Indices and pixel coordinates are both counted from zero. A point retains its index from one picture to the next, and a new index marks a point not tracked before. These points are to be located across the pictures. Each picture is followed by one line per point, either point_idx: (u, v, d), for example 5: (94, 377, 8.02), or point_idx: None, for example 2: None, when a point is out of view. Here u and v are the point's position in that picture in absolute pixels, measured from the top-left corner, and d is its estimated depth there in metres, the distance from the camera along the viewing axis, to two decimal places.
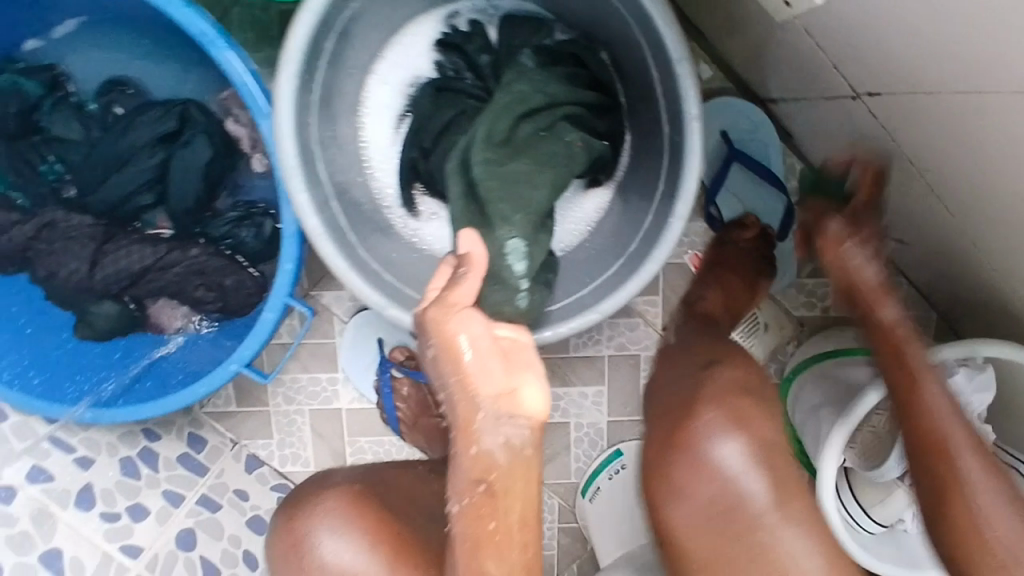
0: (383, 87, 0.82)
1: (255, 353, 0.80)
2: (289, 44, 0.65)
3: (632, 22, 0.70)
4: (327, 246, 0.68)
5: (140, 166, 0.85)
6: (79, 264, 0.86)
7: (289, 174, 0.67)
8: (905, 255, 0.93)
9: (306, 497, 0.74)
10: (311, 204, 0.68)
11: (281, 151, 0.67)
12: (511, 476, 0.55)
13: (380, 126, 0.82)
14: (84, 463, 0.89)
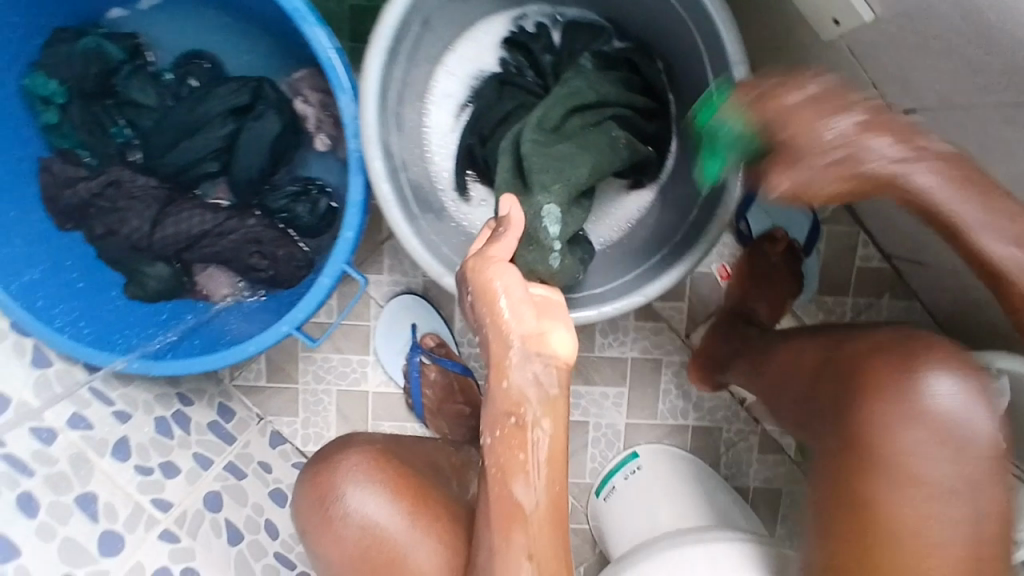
0: (450, 78, 0.88)
1: (308, 316, 0.83)
2: (381, 25, 0.71)
3: (693, 30, 0.76)
4: (395, 211, 0.73)
5: (211, 134, 0.89)
6: (142, 222, 0.90)
7: (368, 144, 0.73)
8: (922, 276, 0.98)
9: (329, 455, 0.73)
10: (385, 171, 0.74)
11: (363, 119, 0.72)
12: (548, 410, 0.59)
13: (443, 113, 0.88)
14: (122, 416, 0.90)
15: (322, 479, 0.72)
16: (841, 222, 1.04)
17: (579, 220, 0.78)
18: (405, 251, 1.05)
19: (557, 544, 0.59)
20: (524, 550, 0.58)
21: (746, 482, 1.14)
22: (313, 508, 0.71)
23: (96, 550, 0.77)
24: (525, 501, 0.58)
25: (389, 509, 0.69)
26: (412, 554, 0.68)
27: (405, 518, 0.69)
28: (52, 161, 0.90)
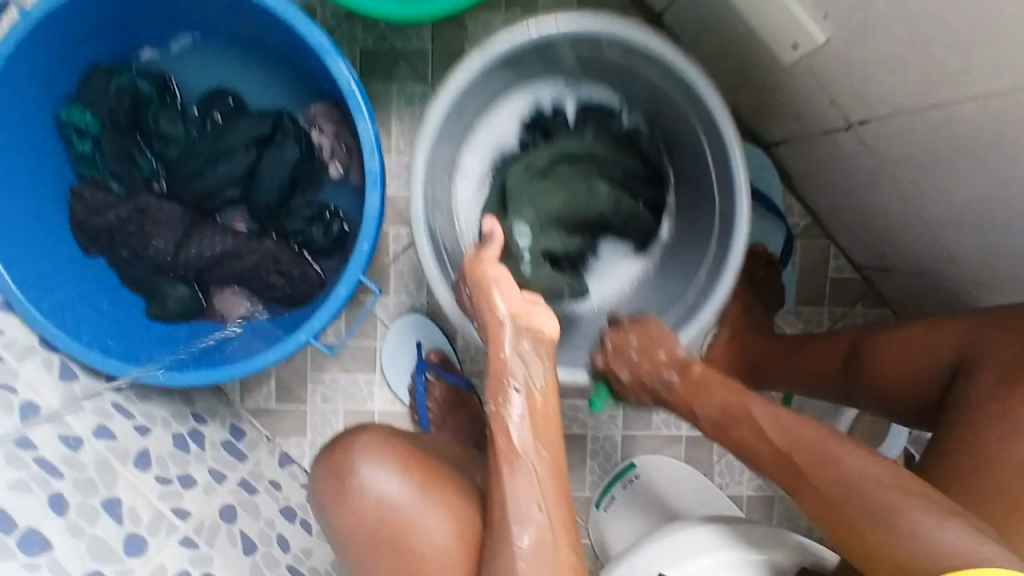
0: (474, 155, 0.97)
1: (325, 324, 0.89)
2: (429, 115, 0.81)
3: (695, 119, 0.87)
4: (439, 285, 0.83)
5: (235, 163, 0.97)
6: (166, 243, 0.96)
7: (414, 219, 0.82)
8: (890, 281, 1.07)
9: (341, 438, 0.77)
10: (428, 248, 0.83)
11: (411, 198, 0.82)
12: (531, 373, 0.69)
13: (468, 187, 0.98)
14: (141, 430, 0.92)
15: (333, 462, 0.75)
16: (813, 237, 1.13)
17: (552, 240, 0.95)
18: (409, 272, 1.12)
19: (557, 488, 0.68)
20: (532, 486, 0.67)
21: (739, 490, 1.18)
22: (329, 487, 0.75)
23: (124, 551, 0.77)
24: (523, 449, 0.67)
25: (400, 484, 0.73)
26: (421, 519, 0.72)
27: (416, 491, 0.73)
28: (83, 188, 0.96)
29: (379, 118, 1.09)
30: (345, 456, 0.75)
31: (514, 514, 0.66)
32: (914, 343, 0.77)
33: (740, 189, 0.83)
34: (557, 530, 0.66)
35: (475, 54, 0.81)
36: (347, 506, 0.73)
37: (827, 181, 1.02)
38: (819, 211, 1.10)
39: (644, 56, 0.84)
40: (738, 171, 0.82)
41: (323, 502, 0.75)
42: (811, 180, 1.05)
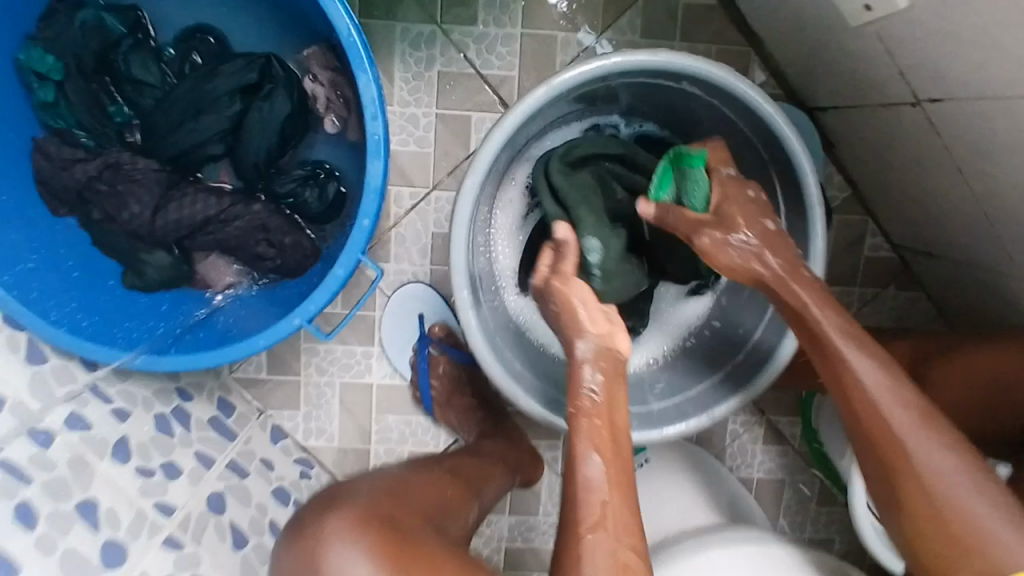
0: (513, 187, 0.90)
1: (321, 308, 0.80)
2: (479, 159, 0.72)
3: (758, 144, 0.78)
4: (479, 340, 0.75)
5: (217, 116, 0.85)
6: (142, 208, 0.85)
7: (455, 273, 0.75)
8: (932, 267, 0.99)
9: (308, 530, 0.66)
10: (468, 300, 0.75)
11: (452, 251, 0.73)
12: (608, 382, 0.71)
13: (507, 219, 0.90)
14: (120, 415, 0.85)
15: (298, 559, 0.64)
16: (851, 212, 1.04)
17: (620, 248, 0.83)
18: (412, 239, 1.02)
19: (626, 491, 0.66)
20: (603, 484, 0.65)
21: (750, 473, 1.14)
22: None
23: (101, 562, 0.71)
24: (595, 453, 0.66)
25: None
26: None
27: None
28: (47, 141, 0.85)
29: (381, 63, 0.97)
30: (314, 554, 0.63)
31: (584, 519, 0.64)
32: (997, 361, 0.77)
33: (816, 255, 0.74)
34: (622, 533, 0.64)
35: (537, 91, 0.70)
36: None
37: (877, 157, 0.92)
38: (863, 185, 1.01)
39: (726, 98, 0.75)
40: (813, 231, 0.74)
41: None
42: (859, 152, 0.96)
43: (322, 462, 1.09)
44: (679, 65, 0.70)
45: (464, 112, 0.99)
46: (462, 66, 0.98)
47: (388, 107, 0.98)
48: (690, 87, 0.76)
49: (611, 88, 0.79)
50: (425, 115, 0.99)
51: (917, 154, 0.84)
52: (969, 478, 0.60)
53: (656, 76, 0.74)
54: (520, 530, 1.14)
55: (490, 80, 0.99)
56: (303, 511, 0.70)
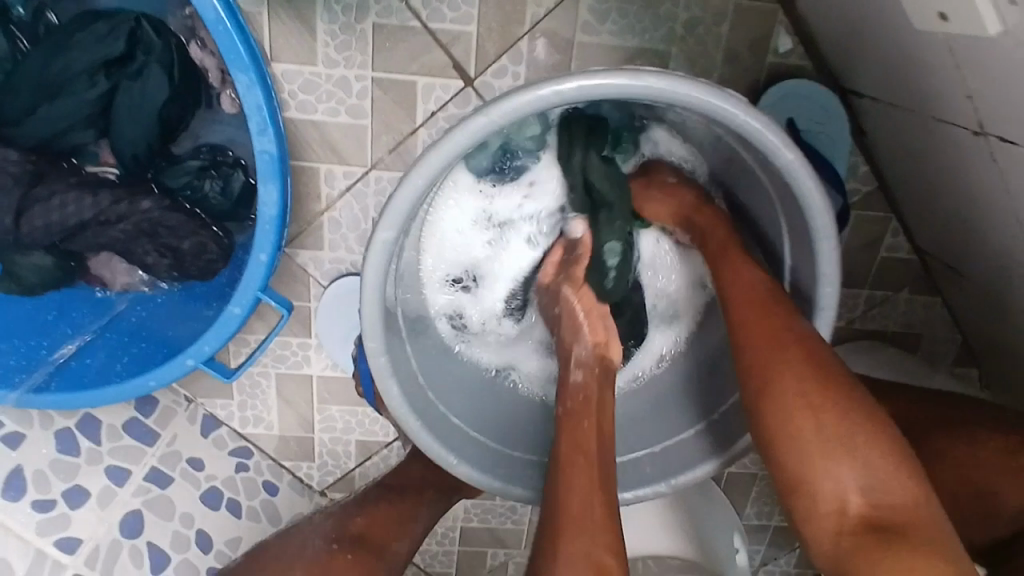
0: (477, 199, 0.70)
1: (217, 351, 0.67)
2: (398, 204, 0.54)
3: (772, 192, 0.61)
4: (406, 417, 0.61)
5: (78, 97, 0.66)
6: (1, 213, 0.68)
7: (370, 337, 0.59)
8: (954, 282, 0.85)
9: None
10: (389, 367, 0.60)
11: (364, 319, 0.58)
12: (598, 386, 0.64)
13: (470, 244, 0.72)
14: (12, 440, 0.76)
15: None
16: (873, 207, 0.88)
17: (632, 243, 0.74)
18: (350, 224, 0.87)
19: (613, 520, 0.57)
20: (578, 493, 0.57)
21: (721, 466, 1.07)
22: None
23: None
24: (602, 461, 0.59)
25: None
26: None
27: None
28: None
29: (299, 11, 0.75)
30: None
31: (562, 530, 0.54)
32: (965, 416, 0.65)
33: (822, 331, 0.60)
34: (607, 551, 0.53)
35: (475, 120, 0.52)
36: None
37: (914, 162, 0.74)
38: (892, 183, 0.83)
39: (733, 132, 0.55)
40: (824, 303, 0.59)
41: None
42: (895, 149, 0.77)
43: (262, 449, 1.02)
44: (669, 92, 0.51)
45: (409, 76, 0.79)
46: (405, 17, 0.76)
47: (312, 68, 0.78)
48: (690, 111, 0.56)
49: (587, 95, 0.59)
50: (358, 79, 0.78)
51: (964, 179, 0.67)
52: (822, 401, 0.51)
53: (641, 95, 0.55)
54: (476, 512, 1.10)
55: (441, 37, 0.77)
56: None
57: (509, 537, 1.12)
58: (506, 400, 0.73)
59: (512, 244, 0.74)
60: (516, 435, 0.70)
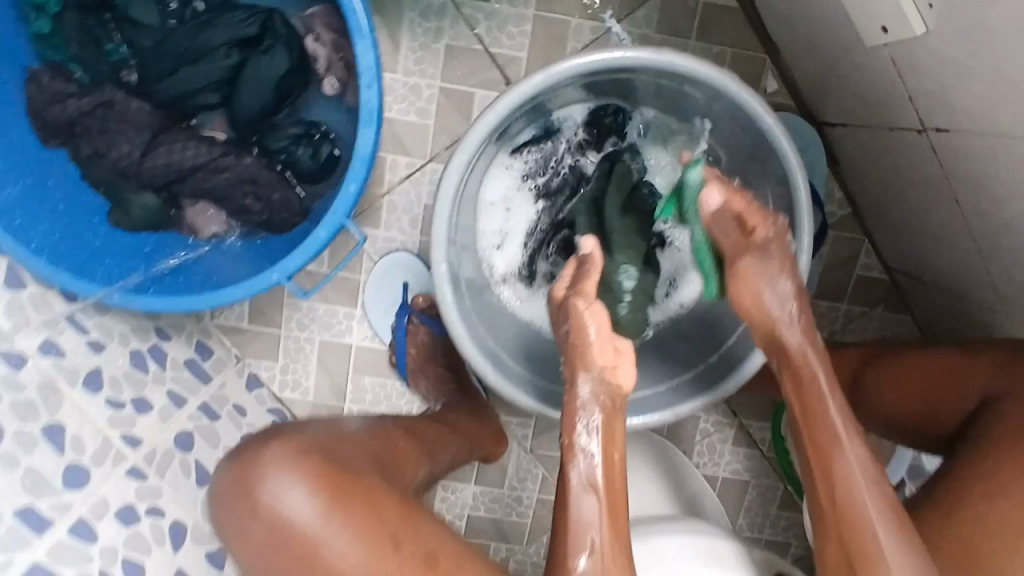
0: (506, 172, 0.91)
1: (300, 267, 0.81)
2: (469, 138, 0.72)
3: (764, 169, 0.77)
4: (452, 311, 0.78)
5: (213, 64, 0.84)
6: (132, 148, 0.85)
7: (435, 246, 0.76)
8: (920, 293, 0.99)
9: (248, 454, 0.69)
10: (447, 273, 0.77)
11: (434, 228, 0.75)
12: (609, 420, 0.71)
13: (500, 209, 0.92)
14: (96, 347, 0.88)
15: (232, 481, 0.69)
16: (848, 229, 1.03)
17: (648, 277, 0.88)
18: (404, 207, 1.02)
19: (614, 525, 0.69)
20: (592, 511, 0.69)
21: (716, 471, 1.15)
22: (233, 499, 0.69)
23: (30, 530, 0.70)
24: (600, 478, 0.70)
25: (308, 502, 0.66)
26: (327, 547, 0.65)
27: (326, 507, 0.66)
28: (41, 71, 0.84)
29: (387, 28, 0.94)
30: (255, 469, 0.68)
31: (570, 540, 0.68)
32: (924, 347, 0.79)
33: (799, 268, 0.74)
34: (608, 560, 0.67)
35: (533, 76, 0.70)
36: (257, 530, 0.67)
37: (880, 179, 0.90)
38: (863, 205, 0.99)
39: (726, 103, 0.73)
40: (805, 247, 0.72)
41: (227, 504, 0.69)
42: (864, 171, 0.93)
43: (296, 415, 1.11)
44: (677, 64, 0.69)
45: (469, 88, 0.97)
46: (471, 40, 0.95)
47: (392, 74, 0.96)
48: (693, 88, 0.75)
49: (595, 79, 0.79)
50: (428, 86, 0.96)
51: (918, 182, 0.82)
52: (882, 506, 0.62)
53: (654, 73, 0.73)
54: (484, 499, 1.16)
55: (498, 58, 0.96)
56: (254, 435, 0.73)
57: (512, 533, 1.17)
58: (519, 330, 0.92)
59: (523, 210, 0.93)
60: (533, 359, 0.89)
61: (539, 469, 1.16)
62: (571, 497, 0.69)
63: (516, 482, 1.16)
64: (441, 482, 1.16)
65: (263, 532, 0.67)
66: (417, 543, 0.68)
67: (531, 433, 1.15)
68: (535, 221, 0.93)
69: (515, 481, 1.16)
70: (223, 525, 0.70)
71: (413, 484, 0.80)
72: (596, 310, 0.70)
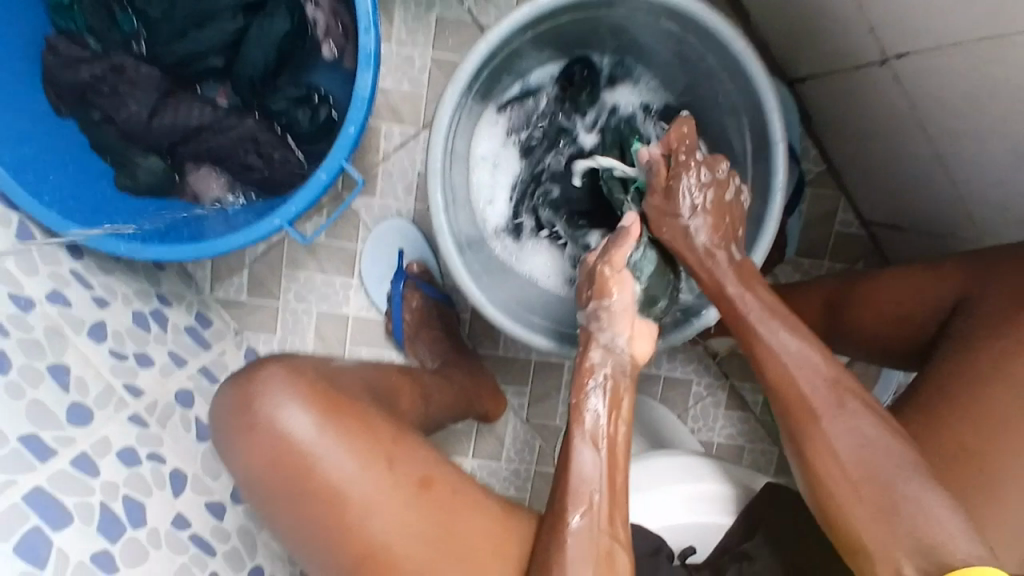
0: (493, 126, 0.92)
1: (301, 210, 0.83)
2: (463, 66, 0.76)
3: (738, 105, 0.81)
4: (449, 244, 0.78)
5: (219, 28, 0.90)
6: (140, 108, 0.90)
7: (431, 178, 0.77)
8: (898, 240, 1.03)
9: (253, 373, 0.68)
10: (443, 206, 0.78)
11: (430, 152, 0.77)
12: (615, 385, 0.68)
13: (488, 164, 0.93)
14: (100, 302, 0.88)
15: (234, 397, 0.68)
16: (824, 185, 1.08)
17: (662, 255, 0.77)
18: (399, 174, 1.06)
19: (621, 486, 0.65)
20: (597, 471, 0.65)
21: (710, 437, 1.15)
22: (232, 418, 0.68)
23: (31, 456, 0.67)
24: (610, 436, 0.66)
25: (310, 419, 0.65)
26: (325, 464, 0.64)
27: (325, 425, 0.65)
28: (58, 40, 0.89)
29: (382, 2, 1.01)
30: (251, 393, 0.67)
31: (571, 494, 0.64)
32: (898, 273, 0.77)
33: (777, 190, 0.76)
34: (605, 527, 0.63)
35: (522, 8, 0.75)
36: (254, 448, 0.66)
37: (849, 125, 0.95)
38: (836, 159, 1.04)
39: (701, 36, 0.78)
40: (779, 166, 0.75)
41: (224, 427, 0.69)
42: (836, 122, 0.98)
43: None
44: None
45: (459, 57, 1.03)
46: (460, 12, 1.02)
47: (386, 46, 1.02)
48: (671, 24, 0.79)
49: (576, 20, 0.83)
50: (421, 57, 1.02)
51: (884, 120, 0.87)
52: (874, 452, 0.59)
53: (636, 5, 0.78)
54: (481, 473, 1.15)
55: (486, 29, 1.03)
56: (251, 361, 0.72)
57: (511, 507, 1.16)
58: (515, 281, 0.92)
59: (508, 165, 0.94)
60: (530, 305, 0.88)
61: (536, 441, 1.16)
62: (572, 452, 0.65)
63: (513, 454, 1.15)
64: None
65: (257, 451, 0.66)
66: (411, 467, 0.66)
67: (527, 403, 1.15)
68: (519, 175, 0.94)
69: (512, 453, 1.15)
70: (225, 447, 0.69)
71: (411, 418, 0.81)
72: (624, 281, 0.69)
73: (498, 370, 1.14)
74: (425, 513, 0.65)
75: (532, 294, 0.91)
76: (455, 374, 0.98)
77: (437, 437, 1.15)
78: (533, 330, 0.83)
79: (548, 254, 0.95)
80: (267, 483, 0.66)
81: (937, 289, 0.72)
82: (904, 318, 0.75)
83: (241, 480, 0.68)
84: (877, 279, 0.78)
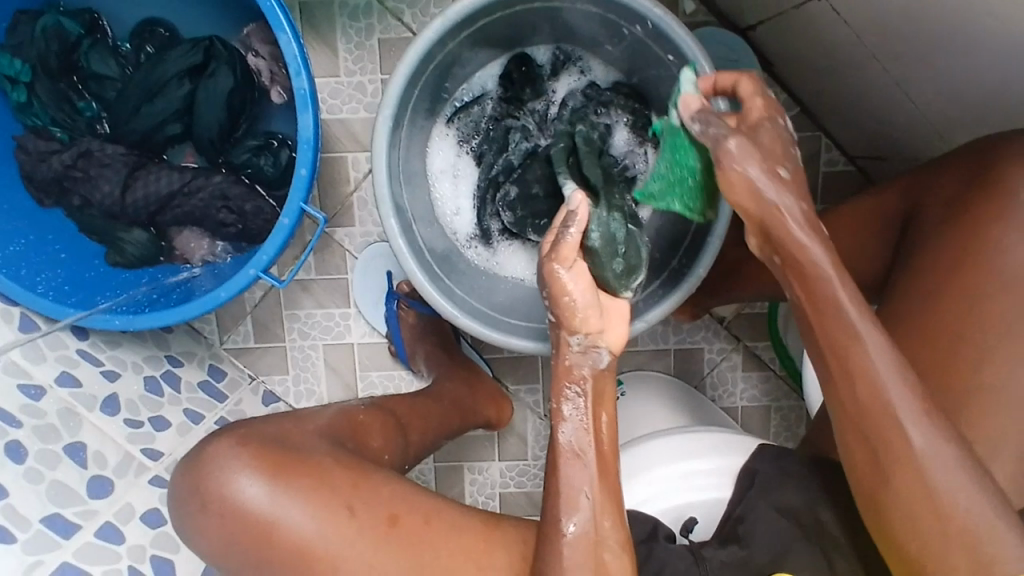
0: (444, 139, 0.94)
1: (272, 257, 0.86)
2: (390, 88, 0.77)
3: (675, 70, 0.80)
4: (413, 263, 0.79)
5: (169, 96, 0.93)
6: (112, 187, 0.94)
7: (381, 203, 0.79)
8: (887, 171, 0.99)
9: (196, 461, 0.71)
10: (398, 226, 0.79)
11: (375, 179, 0.78)
12: (597, 383, 0.64)
13: (447, 174, 0.94)
14: (110, 375, 0.92)
15: (184, 483, 0.71)
16: (802, 128, 1.04)
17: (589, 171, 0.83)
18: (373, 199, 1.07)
19: (613, 491, 0.64)
20: (588, 478, 0.63)
21: (733, 402, 1.13)
22: (189, 496, 0.71)
23: (55, 534, 0.73)
24: (589, 444, 0.64)
25: (260, 486, 0.68)
26: (284, 518, 0.67)
27: (278, 488, 0.68)
28: (26, 139, 0.94)
29: (323, 37, 1.02)
30: (200, 479, 0.70)
31: (563, 501, 0.63)
32: (857, 212, 0.77)
33: None
34: (601, 531, 0.63)
35: (434, 21, 0.76)
36: (212, 524, 0.69)
37: (807, 64, 0.92)
38: (807, 100, 1.01)
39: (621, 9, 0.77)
40: None
41: (182, 506, 0.71)
42: (796, 63, 0.95)
43: None
44: None
45: None
46: (399, 30, 1.02)
47: (336, 79, 1.03)
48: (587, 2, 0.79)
49: (498, 19, 0.83)
50: (371, 82, 1.03)
51: (837, 52, 0.83)
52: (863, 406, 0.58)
53: None
54: (512, 475, 1.16)
55: None
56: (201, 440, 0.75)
57: None
58: (495, 286, 0.92)
59: (467, 174, 0.95)
60: (512, 308, 0.89)
61: None
62: (560, 464, 0.64)
63: (537, 451, 1.16)
64: (464, 466, 1.16)
65: (218, 524, 0.69)
66: (376, 506, 0.69)
67: (542, 399, 1.15)
68: (479, 181, 0.95)
69: (537, 450, 1.16)
70: (183, 529, 0.72)
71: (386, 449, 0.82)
72: (579, 273, 0.63)
73: (507, 370, 1.14)
74: (396, 551, 0.67)
75: (513, 295, 0.91)
76: (456, 389, 1.00)
77: (460, 447, 1.16)
78: (512, 333, 0.82)
79: (520, 254, 0.95)
80: (234, 551, 0.69)
81: (885, 209, 0.75)
82: (861, 250, 0.76)
83: (209, 555, 0.71)
84: (840, 214, 0.79)
